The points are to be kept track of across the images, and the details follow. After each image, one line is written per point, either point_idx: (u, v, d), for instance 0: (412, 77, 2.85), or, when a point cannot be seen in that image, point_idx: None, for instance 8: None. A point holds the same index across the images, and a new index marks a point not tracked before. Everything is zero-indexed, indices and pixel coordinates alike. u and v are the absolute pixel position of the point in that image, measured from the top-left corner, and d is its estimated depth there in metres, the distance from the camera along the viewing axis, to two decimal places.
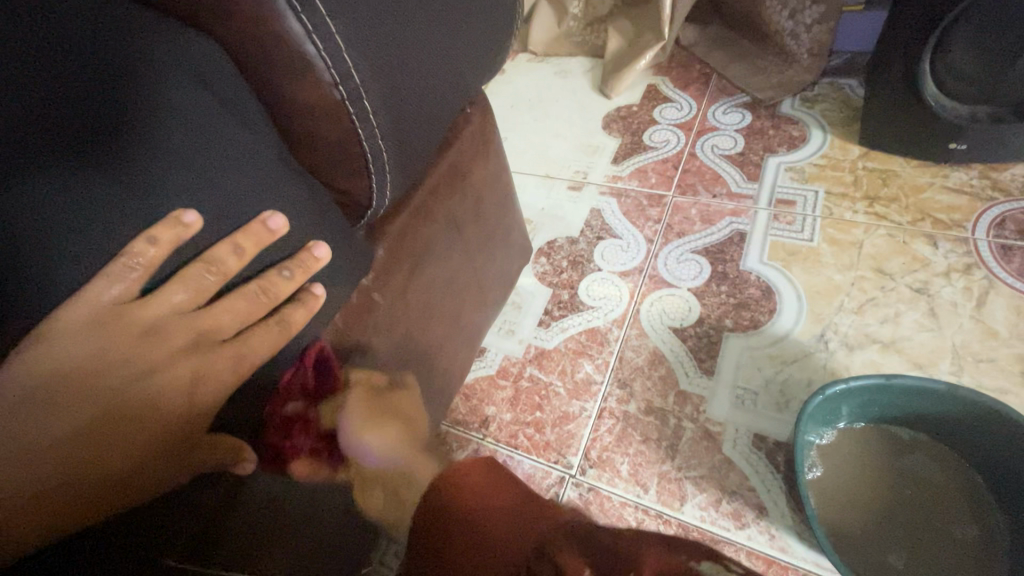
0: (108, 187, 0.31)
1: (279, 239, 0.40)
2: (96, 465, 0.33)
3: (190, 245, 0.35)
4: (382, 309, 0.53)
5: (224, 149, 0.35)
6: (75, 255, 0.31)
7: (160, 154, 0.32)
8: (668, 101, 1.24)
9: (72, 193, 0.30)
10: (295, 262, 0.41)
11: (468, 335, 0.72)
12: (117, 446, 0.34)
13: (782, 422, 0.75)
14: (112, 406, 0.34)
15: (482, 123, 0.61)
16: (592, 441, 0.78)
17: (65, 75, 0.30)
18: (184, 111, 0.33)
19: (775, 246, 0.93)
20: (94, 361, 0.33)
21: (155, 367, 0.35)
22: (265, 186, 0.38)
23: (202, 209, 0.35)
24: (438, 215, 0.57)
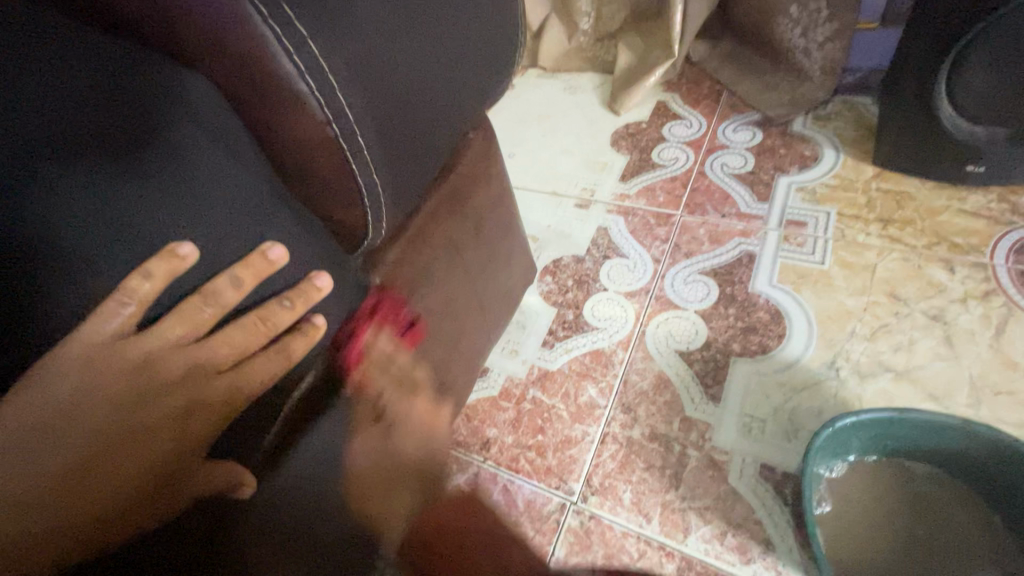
0: (97, 223, 0.31)
1: (277, 270, 0.39)
2: (82, 504, 0.33)
3: (180, 280, 0.35)
4: (379, 336, 0.52)
5: (216, 185, 0.35)
6: (63, 291, 0.31)
7: (149, 190, 0.32)
8: (677, 117, 1.23)
9: (59, 230, 0.30)
10: (296, 292, 0.41)
11: (468, 359, 0.71)
12: (105, 484, 0.33)
13: (790, 452, 0.73)
14: (106, 442, 0.33)
15: (485, 147, 0.61)
16: (594, 467, 0.77)
17: (53, 114, 0.30)
18: (176, 148, 0.33)
19: (785, 269, 0.91)
20: (83, 400, 0.32)
21: (148, 404, 0.35)
22: (260, 222, 0.37)
23: (196, 243, 0.34)
24: (437, 240, 0.57)
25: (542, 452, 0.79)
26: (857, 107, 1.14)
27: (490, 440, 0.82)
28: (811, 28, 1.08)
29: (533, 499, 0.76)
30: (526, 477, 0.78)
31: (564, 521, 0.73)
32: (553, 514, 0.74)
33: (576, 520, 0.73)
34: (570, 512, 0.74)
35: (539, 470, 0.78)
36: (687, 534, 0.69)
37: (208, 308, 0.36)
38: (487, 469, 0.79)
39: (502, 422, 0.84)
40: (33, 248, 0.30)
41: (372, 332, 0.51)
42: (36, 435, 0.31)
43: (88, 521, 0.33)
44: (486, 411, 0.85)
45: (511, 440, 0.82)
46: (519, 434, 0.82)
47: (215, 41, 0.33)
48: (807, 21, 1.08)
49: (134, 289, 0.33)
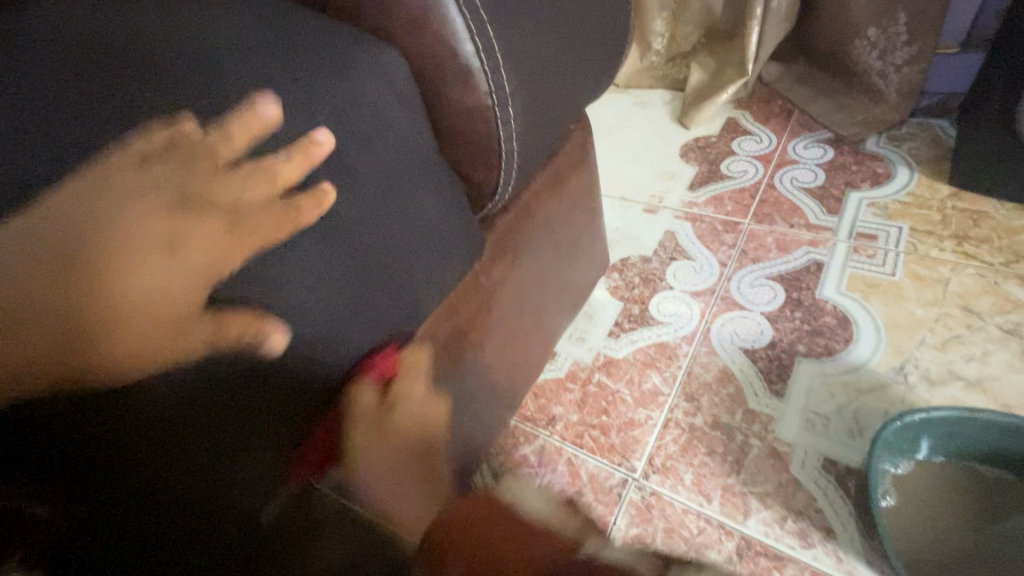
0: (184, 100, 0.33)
1: (432, 224, 0.47)
2: (127, 352, 0.32)
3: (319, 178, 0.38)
4: (485, 293, 0.60)
5: (305, 74, 0.37)
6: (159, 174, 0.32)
7: (227, 70, 0.35)
8: (747, 133, 1.28)
9: (151, 114, 0.32)
10: (298, 144, 0.36)
11: (546, 334, 0.78)
12: (156, 333, 0.32)
13: (854, 449, 0.75)
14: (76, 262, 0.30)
15: (582, 139, 0.68)
16: (656, 448, 0.81)
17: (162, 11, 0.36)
18: (235, 38, 0.36)
19: (853, 278, 0.93)
20: (105, 250, 0.30)
21: (127, 253, 0.31)
22: (403, 168, 0.44)
23: (378, 180, 0.42)
24: (537, 216, 0.64)
25: (606, 432, 0.84)
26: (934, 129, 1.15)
27: (556, 417, 0.87)
28: (889, 50, 1.12)
29: (596, 473, 0.80)
30: (589, 452, 0.83)
31: (626, 495, 0.77)
32: (615, 487, 0.78)
33: (638, 495, 0.77)
34: (632, 487, 0.78)
35: (602, 448, 0.83)
36: (747, 516, 0.72)
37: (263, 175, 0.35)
38: (552, 442, 0.85)
39: (568, 402, 0.89)
40: (120, 132, 0.31)
41: (481, 287, 0.59)
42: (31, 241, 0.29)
43: (66, 351, 0.30)
44: (553, 390, 0.91)
45: (576, 418, 0.87)
46: (584, 413, 0.87)
47: (416, 21, 0.41)
48: (885, 44, 1.12)
49: (213, 147, 0.33)
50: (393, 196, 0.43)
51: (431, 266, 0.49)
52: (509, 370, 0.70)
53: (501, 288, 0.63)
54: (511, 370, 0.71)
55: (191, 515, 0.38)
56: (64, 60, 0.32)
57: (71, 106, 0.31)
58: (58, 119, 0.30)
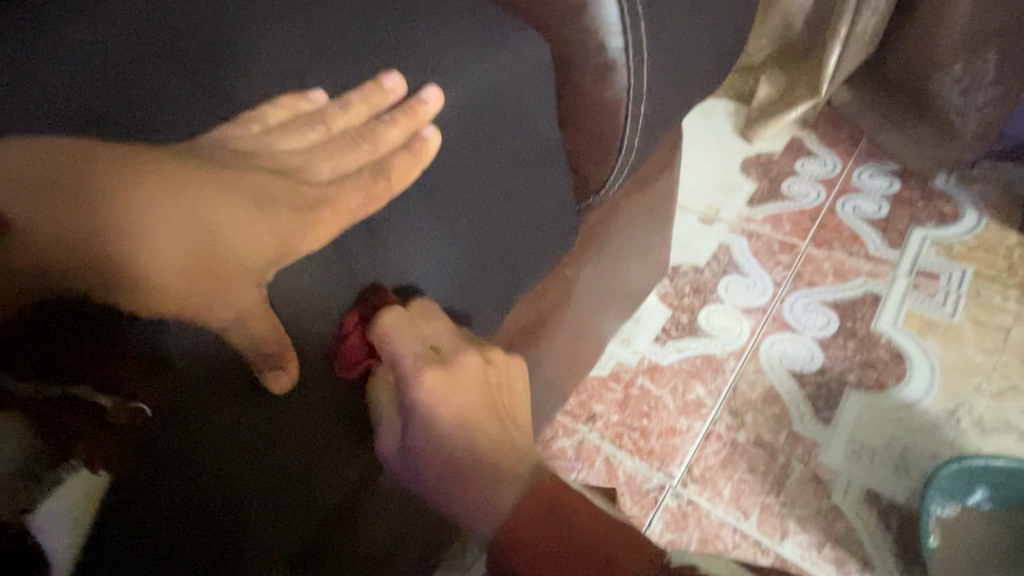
0: (228, 78, 0.35)
1: (546, 213, 0.49)
2: (180, 291, 0.29)
3: (447, 145, 0.38)
4: (565, 284, 0.61)
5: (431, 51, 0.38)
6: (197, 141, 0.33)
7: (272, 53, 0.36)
8: (811, 155, 1.26)
9: (204, 88, 0.34)
10: (401, 108, 0.36)
11: (604, 332, 0.78)
12: (200, 282, 0.30)
13: (898, 485, 0.75)
14: (171, 193, 0.30)
15: (673, 142, 0.68)
16: (696, 458, 0.81)
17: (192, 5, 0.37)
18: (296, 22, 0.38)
19: (911, 314, 0.92)
20: (134, 201, 0.29)
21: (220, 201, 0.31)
22: (533, 158, 0.45)
23: (515, 164, 0.43)
24: (621, 215, 0.65)
25: (646, 435, 0.85)
26: (1006, 174, 1.14)
27: (596, 414, 0.88)
28: (973, 89, 1.10)
29: (633, 474, 0.81)
30: (628, 454, 0.83)
31: (662, 500, 0.78)
32: (652, 492, 0.79)
33: (674, 502, 0.78)
34: (669, 494, 0.79)
35: (641, 451, 0.83)
36: (784, 537, 0.73)
37: (354, 148, 0.36)
38: (591, 439, 0.85)
39: (610, 401, 0.89)
40: (167, 105, 0.33)
41: (563, 278, 0.60)
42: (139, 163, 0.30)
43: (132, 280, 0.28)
44: (595, 388, 0.91)
45: (617, 418, 0.87)
46: (625, 414, 0.87)
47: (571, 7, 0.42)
48: (970, 82, 1.09)
49: (327, 118, 0.35)
50: (521, 182, 0.44)
51: (538, 251, 0.49)
52: (570, 361, 0.71)
53: (578, 282, 0.63)
54: (570, 362, 0.71)
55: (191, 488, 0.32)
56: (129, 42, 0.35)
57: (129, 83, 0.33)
58: (119, 89, 0.33)
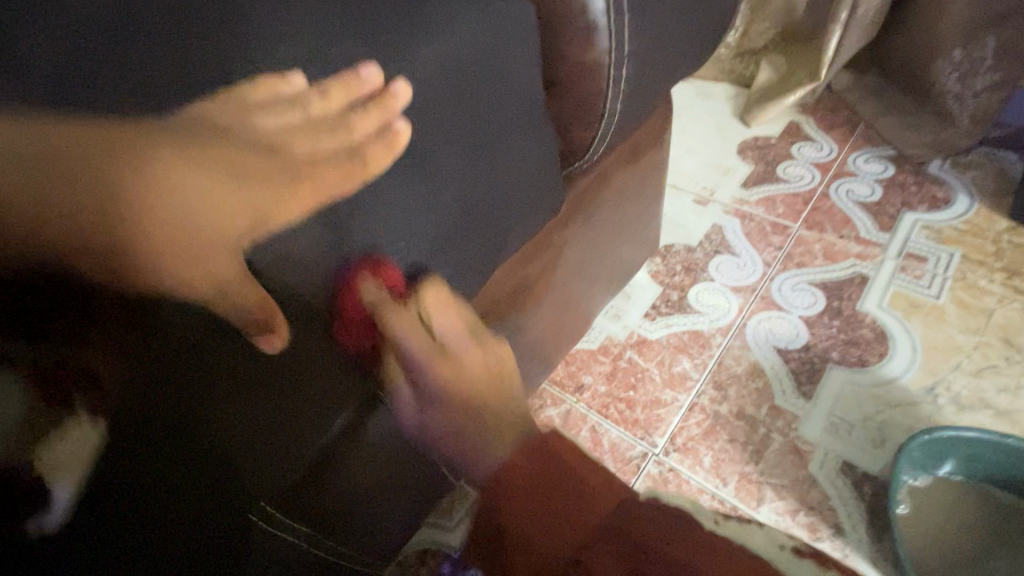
0: (217, 37, 0.32)
1: (531, 177, 0.50)
2: (178, 279, 0.33)
3: (430, 102, 0.38)
4: (552, 249, 0.62)
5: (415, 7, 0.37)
6: (191, 110, 0.31)
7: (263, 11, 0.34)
8: (808, 140, 1.26)
9: (193, 48, 0.32)
10: (374, 102, 0.35)
11: (592, 303, 0.79)
12: (187, 263, 0.32)
13: (874, 457, 0.77)
14: (157, 174, 0.30)
15: (664, 114, 0.69)
16: (679, 428, 0.83)
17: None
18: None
19: (897, 295, 0.94)
20: (123, 199, 0.30)
21: (207, 184, 0.31)
22: (518, 121, 0.46)
23: (497, 128, 0.44)
24: (610, 186, 0.66)
25: (632, 406, 0.87)
26: (1001, 161, 1.14)
27: (584, 386, 0.90)
28: (971, 74, 1.10)
29: (617, 442, 0.83)
30: (613, 423, 0.85)
31: (645, 467, 0.81)
32: (635, 459, 0.81)
33: (656, 469, 0.80)
34: (651, 461, 0.81)
35: (626, 420, 0.85)
36: (760, 503, 0.75)
37: (332, 134, 0.35)
38: (578, 409, 0.87)
39: (598, 373, 0.91)
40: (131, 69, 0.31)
41: (551, 242, 0.62)
42: (118, 143, 0.29)
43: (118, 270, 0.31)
44: (584, 360, 0.93)
45: (604, 389, 0.89)
46: (612, 386, 0.89)
47: None
48: (969, 67, 1.09)
49: (305, 103, 0.33)
50: (504, 144, 0.46)
51: (521, 212, 0.51)
52: (557, 328, 0.73)
53: (566, 248, 0.65)
54: (558, 329, 0.73)
55: (192, 452, 0.36)
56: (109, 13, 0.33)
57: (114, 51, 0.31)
58: (104, 57, 0.31)
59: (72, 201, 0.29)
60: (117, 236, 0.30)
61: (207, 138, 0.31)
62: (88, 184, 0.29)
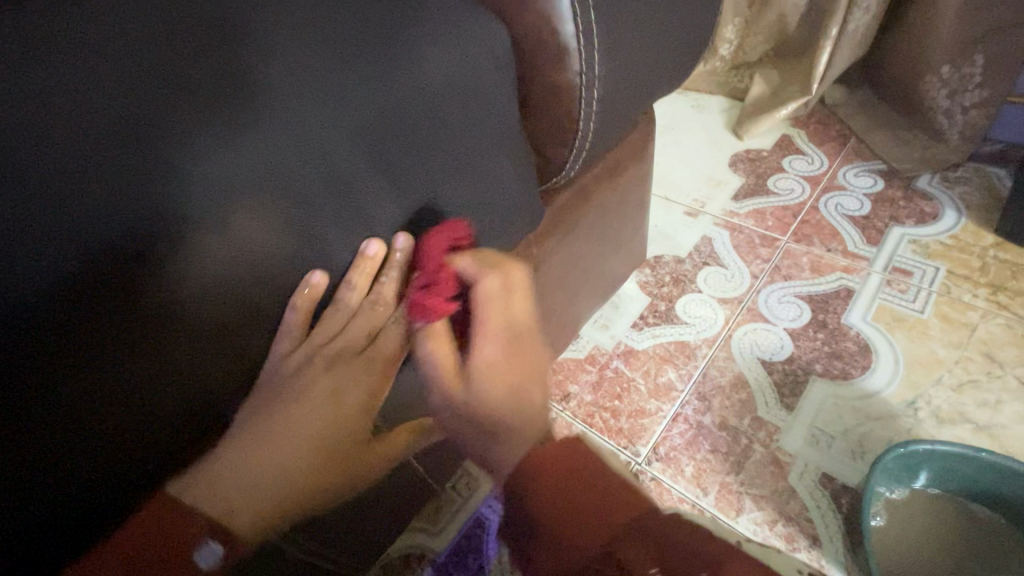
0: (265, 155, 0.35)
1: (508, 194, 0.52)
2: (321, 483, 0.41)
3: (401, 160, 0.41)
4: (533, 262, 0.64)
5: (395, 85, 0.40)
6: (249, 238, 0.35)
7: (298, 112, 0.36)
8: (800, 153, 1.28)
9: (238, 159, 0.34)
10: (389, 266, 0.44)
11: (578, 313, 0.81)
12: (321, 460, 0.41)
13: (853, 470, 0.78)
14: (274, 439, 0.39)
15: (646, 130, 0.71)
16: (662, 438, 0.85)
17: (181, 74, 0.34)
18: (314, 66, 0.37)
19: (882, 309, 0.95)
20: (263, 474, 0.39)
21: (302, 418, 0.41)
22: (495, 145, 0.48)
23: (484, 163, 0.48)
24: (592, 201, 0.68)
25: (616, 416, 0.88)
26: (990, 177, 1.15)
27: (570, 394, 0.91)
28: (959, 91, 1.11)
29: None
30: (597, 432, 0.87)
31: None
32: None
33: (638, 478, 0.81)
34: (633, 470, 0.82)
35: (610, 429, 0.87)
36: (739, 513, 0.76)
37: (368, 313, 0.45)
38: (563, 417, 0.89)
39: (584, 381, 0.92)
40: (186, 200, 0.33)
41: (532, 255, 0.63)
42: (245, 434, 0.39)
43: (286, 506, 0.40)
44: (571, 369, 0.94)
45: (590, 398, 0.90)
46: (598, 395, 0.91)
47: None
48: (957, 83, 1.11)
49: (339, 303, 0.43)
50: (483, 169, 0.48)
51: (501, 228, 0.53)
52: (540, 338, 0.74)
53: (548, 261, 0.67)
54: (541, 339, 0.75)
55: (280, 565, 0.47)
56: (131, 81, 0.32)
57: (151, 155, 0.32)
58: (148, 185, 0.32)
59: (235, 510, 0.37)
60: (279, 494, 0.39)
61: (256, 258, 0.36)
62: (238, 487, 0.38)
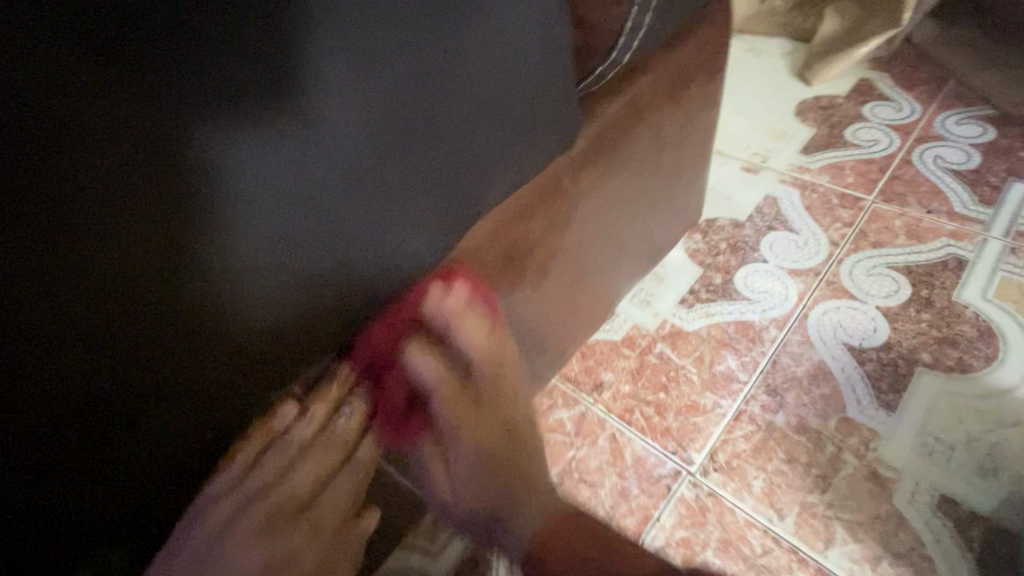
0: (319, 215, 0.31)
1: (552, 108, 0.40)
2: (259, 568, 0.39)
3: (451, 162, 0.35)
4: (564, 203, 0.47)
5: (443, 68, 0.32)
6: (286, 261, 0.31)
7: (345, 142, 0.30)
8: (883, 99, 1.06)
9: (282, 218, 0.29)
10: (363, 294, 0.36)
11: (618, 284, 0.63)
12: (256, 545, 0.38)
13: (984, 492, 0.60)
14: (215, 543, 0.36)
15: (721, 28, 0.52)
16: (722, 443, 0.67)
17: (212, 104, 0.25)
18: (375, 30, 0.28)
19: (1006, 284, 0.74)
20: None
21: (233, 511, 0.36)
22: (544, 82, 0.38)
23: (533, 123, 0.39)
24: (646, 124, 0.50)
25: (661, 412, 0.70)
26: None
27: (604, 384, 0.74)
28: None
29: (643, 456, 0.68)
30: (639, 432, 0.69)
31: (677, 489, 0.65)
32: (665, 478, 0.66)
33: (691, 492, 0.64)
34: (686, 482, 0.65)
35: (654, 429, 0.69)
36: (828, 545, 0.59)
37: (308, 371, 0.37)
38: (595, 412, 0.71)
39: (621, 369, 0.75)
40: (233, 276, 0.29)
41: (562, 193, 0.46)
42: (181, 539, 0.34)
43: None
44: (605, 353, 0.76)
45: (628, 389, 0.73)
46: (638, 386, 0.73)
47: None
48: None
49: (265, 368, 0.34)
50: (527, 117, 0.38)
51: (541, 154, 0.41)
52: (570, 311, 0.57)
53: (584, 205, 0.49)
54: (571, 313, 0.58)
55: None
56: (154, 36, 0.23)
57: (193, 212, 0.27)
58: (193, 265, 0.28)
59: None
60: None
61: (294, 278, 0.32)
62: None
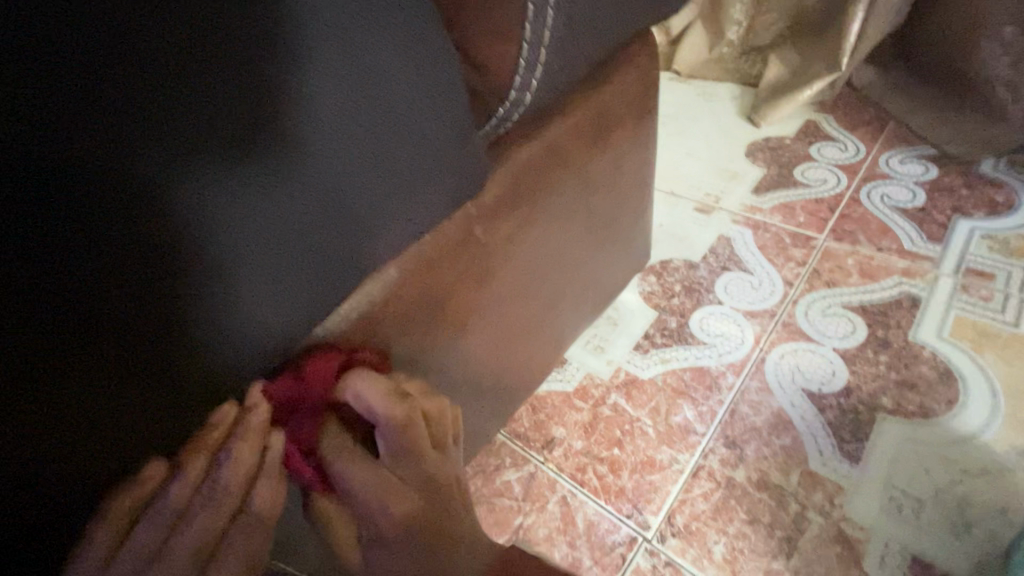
0: (284, 276, 0.31)
1: (458, 151, 0.37)
2: None
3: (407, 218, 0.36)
4: (480, 252, 0.44)
5: (399, 139, 0.33)
6: (250, 321, 0.31)
7: (310, 211, 0.31)
8: (829, 139, 1.07)
9: (246, 282, 0.30)
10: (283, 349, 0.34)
11: (558, 332, 0.59)
12: None
13: (957, 551, 0.56)
14: None
15: (647, 70, 0.51)
16: (680, 503, 0.62)
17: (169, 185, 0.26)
18: (322, 113, 0.29)
19: (960, 323, 0.73)
20: None
21: None
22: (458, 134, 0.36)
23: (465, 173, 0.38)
24: (571, 166, 0.47)
25: (616, 470, 0.65)
26: None
27: (555, 441, 0.68)
28: None
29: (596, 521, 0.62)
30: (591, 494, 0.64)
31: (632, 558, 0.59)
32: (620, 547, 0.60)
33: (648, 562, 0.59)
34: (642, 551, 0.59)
35: (608, 490, 0.64)
36: None
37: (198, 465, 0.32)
38: (545, 472, 0.66)
39: (573, 424, 0.69)
40: (186, 341, 0.29)
41: (476, 242, 0.43)
42: None
43: None
44: (557, 406, 0.71)
45: (580, 446, 0.67)
46: (591, 441, 0.68)
47: None
48: None
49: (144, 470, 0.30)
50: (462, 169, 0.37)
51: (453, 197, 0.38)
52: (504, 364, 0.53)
53: (506, 252, 0.46)
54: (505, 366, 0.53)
55: None
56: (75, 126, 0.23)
57: (153, 283, 0.27)
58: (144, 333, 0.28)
59: None
60: None
61: (257, 336, 0.32)
62: None
